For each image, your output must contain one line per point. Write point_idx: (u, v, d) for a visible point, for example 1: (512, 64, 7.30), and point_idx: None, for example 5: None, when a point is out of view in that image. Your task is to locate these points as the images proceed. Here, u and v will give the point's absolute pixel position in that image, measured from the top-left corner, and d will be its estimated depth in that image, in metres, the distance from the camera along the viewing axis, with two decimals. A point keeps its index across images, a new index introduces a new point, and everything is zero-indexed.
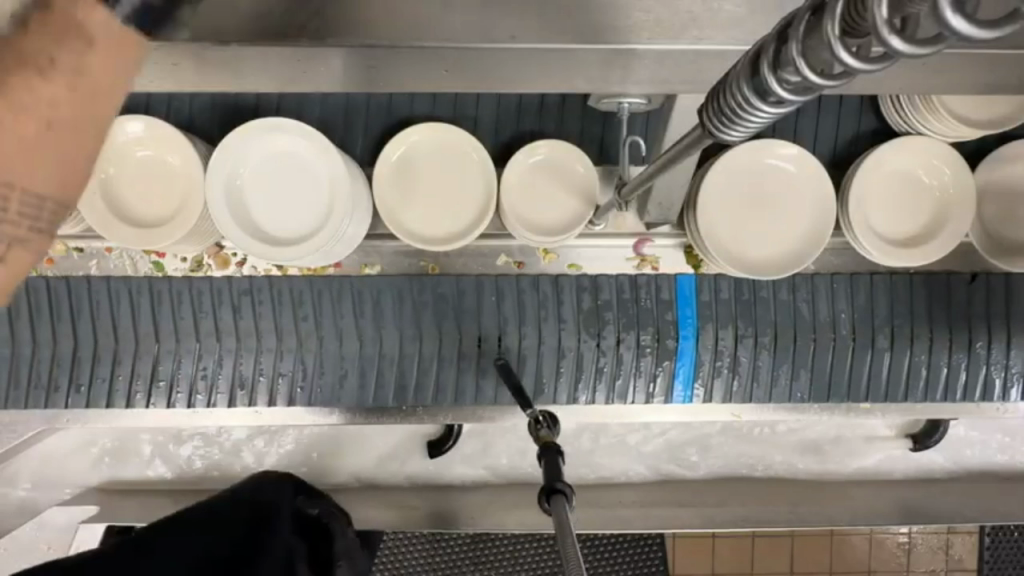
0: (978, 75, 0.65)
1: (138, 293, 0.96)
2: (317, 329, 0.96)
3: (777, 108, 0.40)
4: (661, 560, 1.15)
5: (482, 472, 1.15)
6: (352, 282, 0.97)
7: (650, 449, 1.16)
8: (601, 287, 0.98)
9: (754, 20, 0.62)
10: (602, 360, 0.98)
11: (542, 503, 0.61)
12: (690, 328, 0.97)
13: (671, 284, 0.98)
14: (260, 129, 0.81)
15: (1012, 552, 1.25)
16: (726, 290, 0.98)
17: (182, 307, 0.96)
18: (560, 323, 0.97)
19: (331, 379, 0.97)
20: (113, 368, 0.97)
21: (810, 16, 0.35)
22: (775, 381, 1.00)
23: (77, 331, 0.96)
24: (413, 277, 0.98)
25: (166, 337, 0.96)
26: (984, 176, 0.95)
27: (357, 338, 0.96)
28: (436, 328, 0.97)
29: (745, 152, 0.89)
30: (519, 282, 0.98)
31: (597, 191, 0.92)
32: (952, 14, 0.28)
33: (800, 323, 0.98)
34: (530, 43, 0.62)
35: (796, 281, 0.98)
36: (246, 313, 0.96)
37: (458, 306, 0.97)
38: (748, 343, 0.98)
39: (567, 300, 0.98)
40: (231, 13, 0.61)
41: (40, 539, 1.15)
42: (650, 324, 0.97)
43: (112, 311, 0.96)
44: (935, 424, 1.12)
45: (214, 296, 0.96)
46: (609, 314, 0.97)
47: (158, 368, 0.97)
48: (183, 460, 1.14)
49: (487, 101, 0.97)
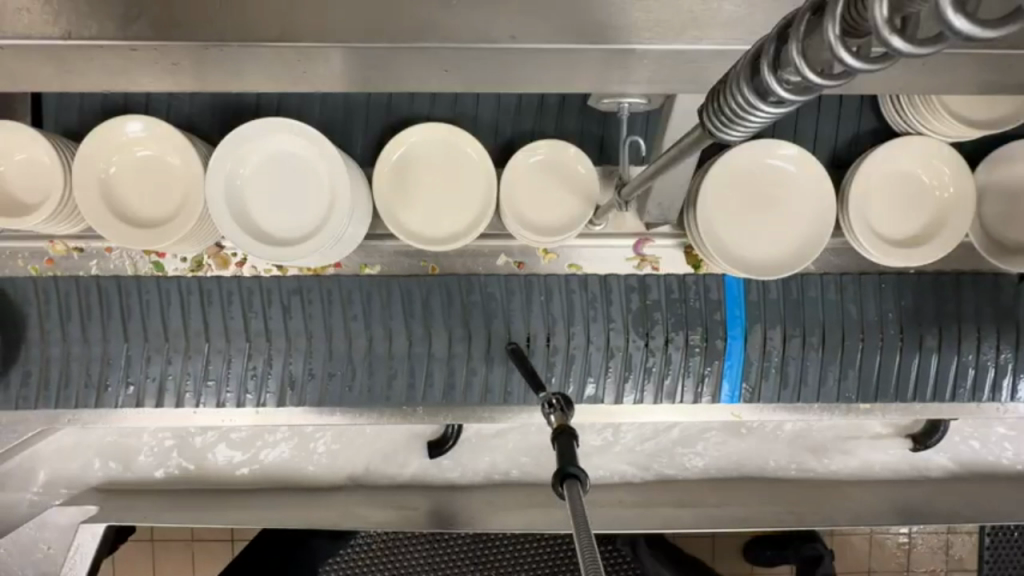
0: (978, 74, 0.65)
1: (188, 292, 0.96)
2: (367, 329, 0.97)
3: (777, 108, 0.40)
4: (664, 560, 1.14)
5: (482, 471, 1.16)
6: (401, 281, 0.97)
7: (648, 449, 1.16)
8: (649, 287, 0.98)
9: (754, 19, 0.62)
10: (651, 360, 0.98)
11: (557, 486, 0.57)
12: (739, 328, 0.98)
13: (720, 284, 0.98)
14: (260, 128, 0.81)
15: (1012, 553, 1.25)
16: (774, 291, 0.98)
17: (231, 306, 0.96)
18: (608, 323, 0.97)
19: (380, 380, 0.98)
20: (165, 368, 0.97)
21: (811, 16, 0.35)
22: (824, 381, 1.00)
23: (129, 331, 0.96)
24: (461, 277, 0.98)
25: (216, 337, 0.97)
26: (985, 175, 0.95)
27: (406, 338, 0.97)
28: (486, 328, 0.97)
29: (747, 153, 0.89)
30: (567, 281, 0.98)
31: (597, 191, 0.91)
32: (954, 15, 0.28)
33: (849, 323, 0.99)
34: (530, 44, 0.62)
35: (844, 281, 0.99)
36: (297, 313, 0.97)
37: (506, 306, 0.97)
38: (797, 343, 0.99)
39: (616, 300, 0.98)
40: (232, 13, 0.61)
41: (39, 539, 1.11)
42: (698, 324, 0.98)
43: (163, 312, 0.96)
44: (935, 424, 1.13)
45: (264, 295, 0.97)
46: (657, 314, 0.98)
47: (209, 369, 0.97)
48: (182, 458, 1.15)
49: (487, 101, 0.97)
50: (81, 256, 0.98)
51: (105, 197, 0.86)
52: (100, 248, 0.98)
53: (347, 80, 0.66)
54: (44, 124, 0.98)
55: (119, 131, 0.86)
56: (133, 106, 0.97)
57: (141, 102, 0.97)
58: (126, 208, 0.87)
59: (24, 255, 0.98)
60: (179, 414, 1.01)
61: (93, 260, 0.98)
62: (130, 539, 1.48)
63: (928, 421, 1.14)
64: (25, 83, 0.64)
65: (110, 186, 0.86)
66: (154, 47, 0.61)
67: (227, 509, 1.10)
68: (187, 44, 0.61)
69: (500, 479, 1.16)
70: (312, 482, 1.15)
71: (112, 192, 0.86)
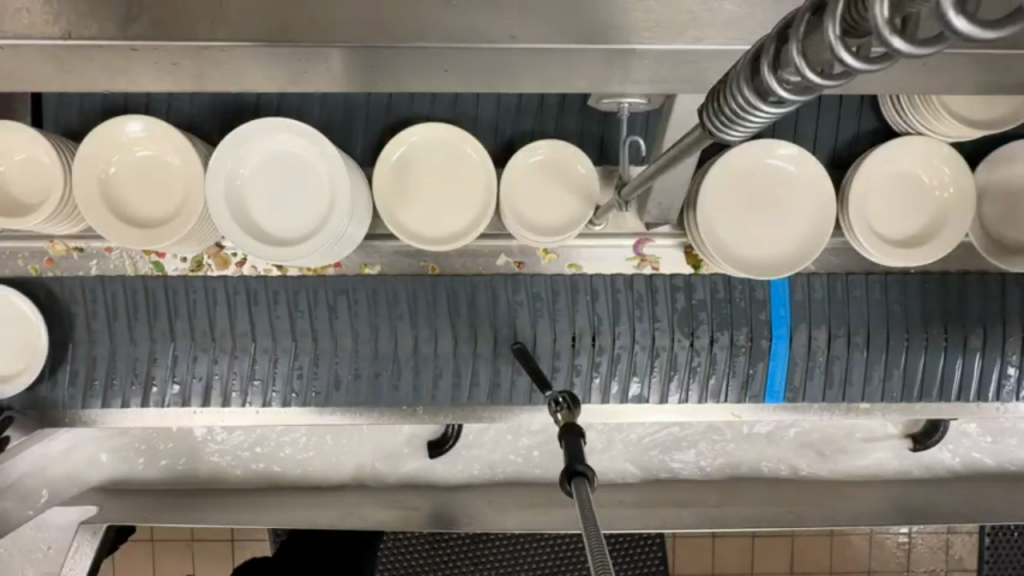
0: (978, 74, 0.65)
1: (234, 292, 0.96)
2: (413, 329, 0.97)
3: (777, 108, 0.40)
4: (662, 560, 1.14)
5: (482, 470, 1.16)
6: (448, 282, 0.97)
7: (647, 449, 1.16)
8: (694, 287, 0.98)
9: (755, 18, 0.61)
10: (696, 360, 0.98)
11: (565, 486, 0.57)
12: (784, 328, 0.98)
13: (766, 285, 0.98)
14: (260, 128, 0.81)
15: (1012, 553, 1.25)
16: (820, 291, 0.99)
17: (277, 306, 0.96)
18: (654, 323, 0.97)
19: (426, 378, 0.98)
20: (211, 368, 0.97)
21: (811, 16, 0.35)
22: (870, 381, 1.00)
23: (175, 331, 0.96)
24: (507, 277, 0.98)
25: (262, 337, 0.97)
26: (985, 175, 0.95)
27: (451, 337, 0.97)
28: (532, 325, 0.97)
29: (747, 153, 0.89)
30: (613, 281, 0.98)
31: (596, 191, 0.91)
32: (955, 15, 0.28)
33: (893, 323, 0.99)
34: (530, 43, 0.62)
35: (888, 281, 0.99)
36: (343, 313, 0.97)
37: (552, 306, 0.97)
38: (842, 343, 0.99)
39: (662, 300, 0.98)
40: (232, 13, 0.61)
41: (39, 539, 1.13)
42: (744, 324, 0.98)
43: (209, 312, 0.96)
44: (935, 424, 1.13)
45: (310, 295, 0.97)
46: (703, 314, 0.98)
47: (255, 368, 0.97)
48: (181, 459, 1.15)
49: (486, 101, 0.97)
50: (81, 256, 0.98)
51: (105, 197, 0.86)
52: (100, 248, 0.98)
53: (347, 80, 0.66)
54: (44, 124, 0.98)
55: (119, 131, 0.86)
56: (131, 106, 0.97)
57: (142, 102, 0.97)
58: (127, 208, 0.87)
59: (24, 255, 0.98)
60: (178, 415, 1.01)
61: (93, 259, 0.98)
62: (130, 540, 1.48)
63: (928, 421, 1.14)
64: (25, 83, 0.64)
65: (110, 186, 0.86)
66: (154, 47, 0.61)
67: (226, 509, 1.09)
68: (187, 44, 0.61)
69: (499, 478, 1.16)
70: (311, 481, 1.15)
71: (112, 192, 0.86)
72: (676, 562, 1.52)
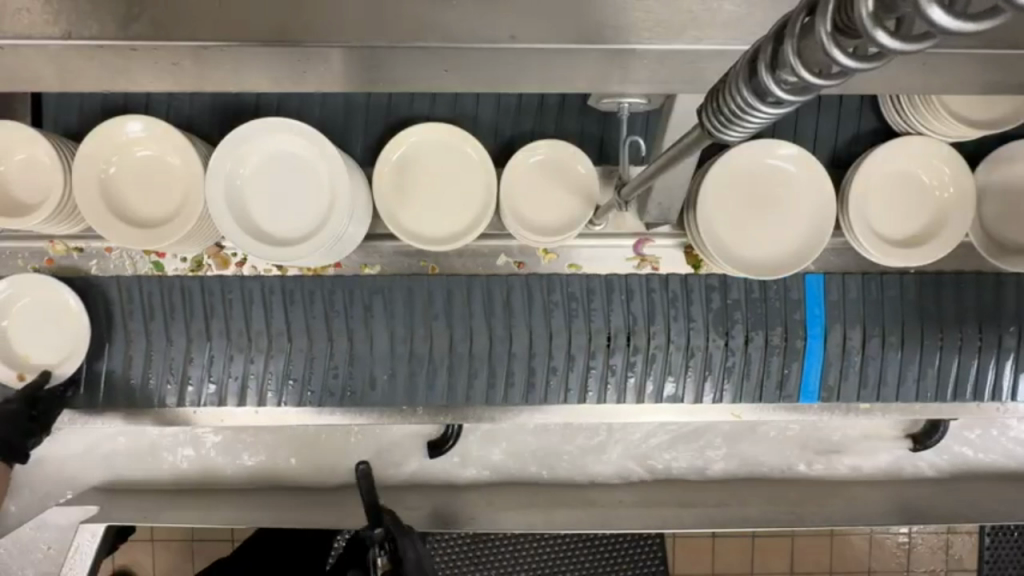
0: (975, 74, 0.65)
1: (270, 292, 0.97)
2: (449, 328, 0.97)
3: (776, 108, 0.40)
4: (661, 560, 1.21)
5: (482, 470, 1.16)
6: (485, 280, 0.98)
7: (648, 449, 1.16)
8: (729, 287, 0.99)
9: (754, 18, 0.61)
10: (730, 360, 0.99)
11: None
12: (819, 328, 0.99)
13: (800, 284, 0.99)
14: (260, 128, 0.81)
15: (1013, 552, 1.25)
16: (854, 290, 0.99)
17: (314, 306, 0.97)
18: (689, 322, 0.98)
19: (461, 379, 0.98)
20: (247, 367, 0.98)
21: (807, 17, 0.35)
22: (904, 381, 1.00)
23: (211, 330, 0.97)
24: (542, 277, 0.98)
25: (298, 336, 0.97)
26: (985, 175, 0.95)
27: (487, 336, 0.97)
28: (566, 325, 0.98)
29: (747, 153, 0.89)
30: (648, 281, 0.98)
31: (596, 191, 0.91)
32: (932, 8, 0.28)
33: (927, 322, 0.99)
34: (530, 44, 0.62)
35: (923, 281, 0.99)
36: (379, 313, 0.97)
37: (587, 305, 0.98)
38: (876, 343, 0.99)
39: (696, 299, 0.98)
40: (231, 14, 0.61)
41: (38, 540, 1.13)
42: (779, 323, 0.98)
43: (245, 312, 0.97)
44: (935, 424, 1.12)
45: (346, 296, 0.97)
46: (738, 313, 0.98)
47: (290, 368, 0.98)
48: (181, 458, 1.15)
49: (486, 101, 0.98)
50: (81, 256, 0.98)
51: (105, 197, 0.86)
52: (100, 248, 0.98)
53: (346, 80, 0.66)
54: (44, 124, 0.98)
55: (119, 131, 0.87)
56: (130, 106, 0.97)
57: (141, 102, 0.97)
58: (127, 207, 0.87)
59: (25, 255, 0.98)
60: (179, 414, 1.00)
61: (93, 260, 0.98)
62: (130, 539, 1.48)
63: (928, 421, 1.14)
64: (25, 83, 0.64)
65: (110, 186, 0.86)
66: (153, 47, 0.61)
67: (226, 508, 1.09)
68: (187, 44, 0.61)
69: (500, 478, 1.16)
70: (310, 480, 1.15)
71: (112, 192, 0.86)
72: (676, 563, 1.52)
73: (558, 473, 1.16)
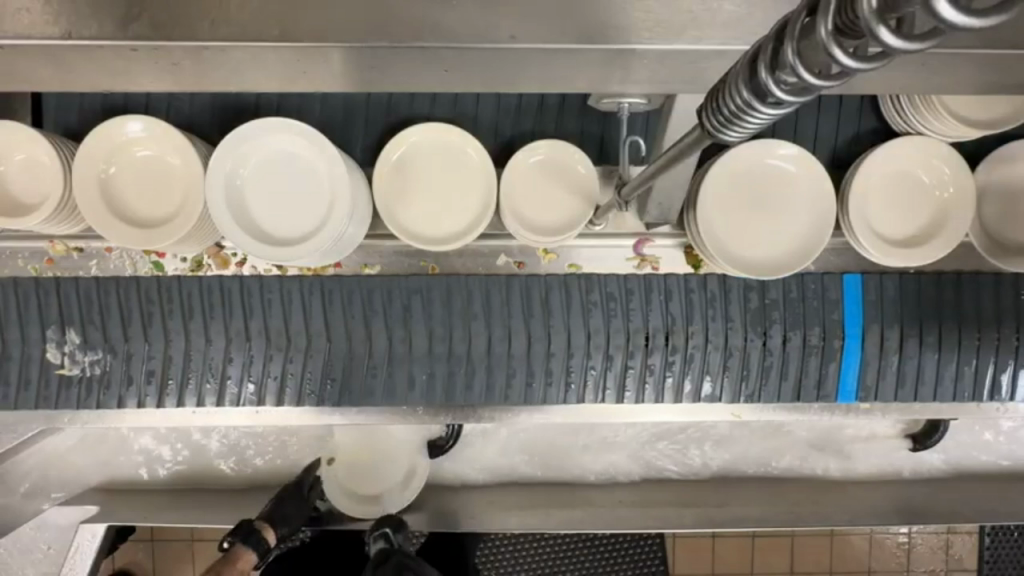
0: (975, 75, 0.64)
1: (309, 293, 0.96)
2: (487, 328, 0.96)
3: (776, 108, 0.40)
4: (661, 560, 1.21)
5: (482, 470, 1.16)
6: (523, 279, 0.97)
7: (648, 449, 1.16)
8: (767, 287, 0.98)
9: (754, 18, 0.61)
10: (768, 360, 0.98)
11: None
12: (857, 328, 0.98)
13: (839, 284, 0.98)
14: (260, 128, 0.81)
15: (1013, 553, 1.25)
16: (893, 290, 0.99)
17: (352, 306, 0.96)
18: (727, 323, 0.97)
19: (499, 380, 0.97)
20: (284, 366, 0.96)
21: (807, 17, 0.35)
22: (941, 381, 1.00)
23: (250, 330, 0.95)
24: (580, 277, 0.97)
25: (337, 337, 0.96)
26: (985, 175, 0.95)
27: (525, 336, 0.96)
28: (605, 325, 0.96)
29: (747, 153, 0.89)
30: (686, 281, 0.97)
31: (596, 191, 0.91)
32: (945, 5, 0.28)
33: (965, 321, 0.98)
34: (530, 44, 0.62)
35: (961, 279, 0.99)
36: (418, 312, 0.96)
37: (625, 306, 0.97)
38: (914, 343, 0.98)
39: (734, 299, 0.97)
40: (228, 14, 0.61)
41: (39, 539, 1.15)
42: (817, 323, 0.98)
43: (284, 312, 0.95)
44: (935, 424, 1.12)
45: (384, 296, 0.96)
46: (776, 313, 0.97)
47: (329, 368, 0.96)
48: (179, 459, 1.15)
49: (486, 101, 0.98)
50: (81, 256, 0.98)
51: (105, 197, 0.86)
52: (100, 248, 0.98)
53: (344, 79, 0.66)
54: (44, 124, 0.98)
55: (119, 131, 0.87)
56: (129, 107, 0.97)
57: (141, 102, 0.97)
58: (126, 207, 0.87)
59: (24, 255, 0.98)
60: (178, 414, 1.01)
61: (93, 260, 0.98)
62: (130, 539, 1.48)
63: (928, 421, 1.14)
64: (25, 82, 0.64)
65: (110, 185, 0.86)
66: (152, 47, 0.61)
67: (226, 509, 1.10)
68: (184, 45, 0.61)
69: (501, 478, 1.16)
70: None
71: (112, 191, 0.86)
72: (676, 563, 1.52)
73: (560, 474, 1.16)
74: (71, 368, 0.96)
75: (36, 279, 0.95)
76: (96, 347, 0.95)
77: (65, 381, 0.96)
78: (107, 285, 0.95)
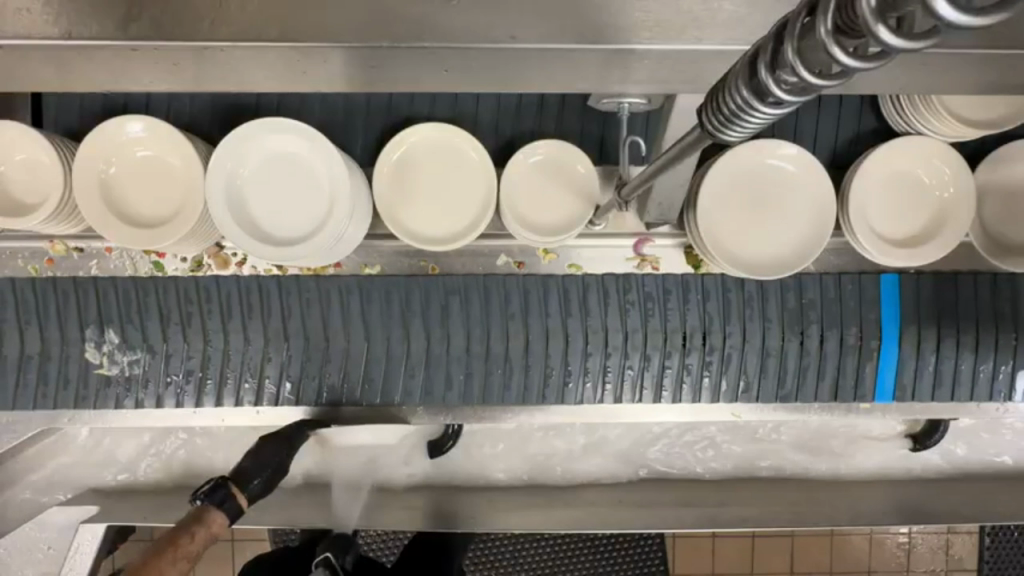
0: (974, 74, 0.64)
1: (348, 293, 0.96)
2: (525, 327, 0.96)
3: (775, 108, 0.40)
4: (662, 560, 1.21)
5: (483, 470, 1.16)
6: (560, 279, 0.97)
7: (649, 448, 1.16)
8: (805, 287, 0.98)
9: (754, 18, 0.61)
10: (805, 360, 0.98)
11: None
12: (893, 328, 0.98)
13: (876, 284, 0.98)
14: (260, 128, 0.81)
15: (1013, 553, 1.25)
16: (929, 290, 0.99)
17: (390, 306, 0.96)
18: (764, 322, 0.97)
19: (536, 380, 0.98)
20: (324, 367, 0.97)
21: (807, 17, 0.35)
22: (977, 381, 1.00)
23: (289, 331, 0.96)
24: (620, 277, 0.98)
25: (377, 339, 0.97)
26: (986, 175, 0.95)
27: (563, 336, 0.97)
28: (642, 325, 0.97)
29: (747, 152, 0.89)
30: (723, 281, 0.97)
31: (596, 191, 0.91)
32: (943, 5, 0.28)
33: (1002, 320, 0.98)
34: (530, 43, 0.62)
35: (999, 281, 0.98)
36: (456, 312, 0.96)
37: (663, 306, 0.97)
38: (952, 343, 0.98)
39: (772, 298, 0.97)
40: (227, 15, 0.61)
41: (39, 539, 1.13)
42: (854, 324, 0.98)
43: (323, 313, 0.96)
44: (935, 424, 1.12)
45: (423, 297, 0.97)
46: (813, 314, 0.98)
47: (369, 371, 0.97)
48: (178, 460, 1.14)
49: (486, 101, 0.98)
50: (81, 256, 0.98)
51: (105, 197, 0.86)
52: (100, 248, 0.98)
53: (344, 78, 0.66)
54: (45, 124, 0.98)
55: (120, 131, 0.86)
56: (128, 108, 0.97)
57: (142, 102, 0.97)
58: (129, 207, 0.87)
59: (24, 255, 0.97)
60: (177, 415, 1.00)
61: (93, 259, 0.98)
62: (130, 540, 1.48)
63: (928, 421, 1.14)
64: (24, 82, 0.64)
65: (111, 186, 0.87)
66: (150, 47, 0.61)
67: None
68: (184, 44, 0.61)
69: (501, 478, 1.16)
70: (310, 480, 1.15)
71: (113, 192, 0.86)
72: (676, 563, 1.52)
73: (559, 473, 1.16)
74: (110, 367, 0.97)
75: (74, 279, 0.96)
76: (134, 347, 0.96)
77: (103, 381, 0.97)
78: (129, 287, 0.96)
